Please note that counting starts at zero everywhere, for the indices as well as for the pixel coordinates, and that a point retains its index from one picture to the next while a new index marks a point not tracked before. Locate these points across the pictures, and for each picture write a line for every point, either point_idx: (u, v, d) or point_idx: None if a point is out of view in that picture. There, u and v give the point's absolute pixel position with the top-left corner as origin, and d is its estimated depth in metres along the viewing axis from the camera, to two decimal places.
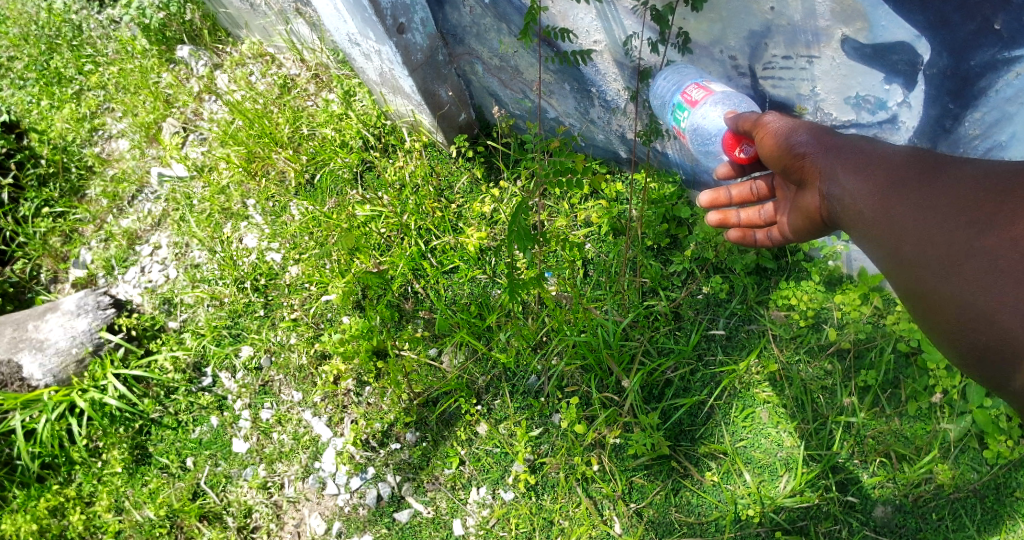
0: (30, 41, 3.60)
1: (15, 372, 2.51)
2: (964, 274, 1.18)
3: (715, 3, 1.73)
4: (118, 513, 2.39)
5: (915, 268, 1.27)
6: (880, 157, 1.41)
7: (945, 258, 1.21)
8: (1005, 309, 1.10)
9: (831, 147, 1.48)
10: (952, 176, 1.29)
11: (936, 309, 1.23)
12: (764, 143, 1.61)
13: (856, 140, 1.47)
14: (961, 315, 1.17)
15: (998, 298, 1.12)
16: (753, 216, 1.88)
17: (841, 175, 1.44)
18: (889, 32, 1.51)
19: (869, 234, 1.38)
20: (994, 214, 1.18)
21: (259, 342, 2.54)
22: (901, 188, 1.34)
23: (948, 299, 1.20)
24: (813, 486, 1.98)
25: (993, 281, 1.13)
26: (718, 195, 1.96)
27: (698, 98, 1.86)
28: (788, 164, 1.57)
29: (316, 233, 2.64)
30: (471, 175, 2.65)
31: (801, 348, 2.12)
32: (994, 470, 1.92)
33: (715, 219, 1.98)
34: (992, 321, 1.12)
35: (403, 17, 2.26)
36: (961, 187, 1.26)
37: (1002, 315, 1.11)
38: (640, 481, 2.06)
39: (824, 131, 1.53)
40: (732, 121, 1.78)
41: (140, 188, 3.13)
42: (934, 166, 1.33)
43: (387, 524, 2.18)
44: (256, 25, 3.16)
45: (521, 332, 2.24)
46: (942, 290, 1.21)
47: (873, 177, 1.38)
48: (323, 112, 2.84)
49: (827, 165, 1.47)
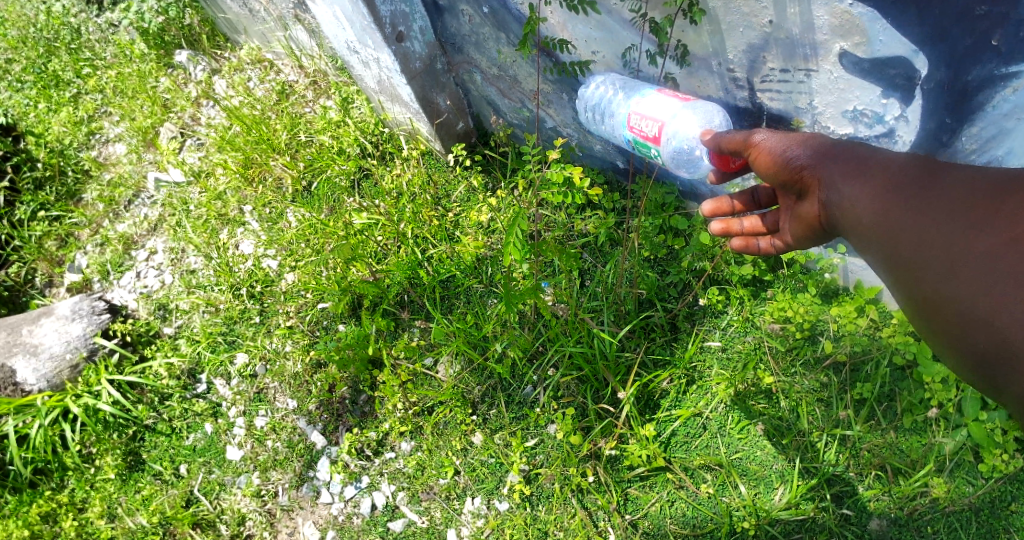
0: (29, 44, 3.61)
1: (9, 377, 2.50)
2: (962, 274, 1.08)
3: (714, 15, 1.74)
4: (111, 521, 2.36)
5: (914, 272, 1.18)
6: (882, 165, 1.34)
7: (943, 258, 1.12)
8: (1002, 307, 1.00)
9: (831, 157, 1.43)
10: (956, 180, 1.20)
11: (936, 313, 1.13)
12: (761, 159, 1.57)
13: (858, 149, 1.41)
14: (961, 317, 1.07)
15: (996, 295, 1.01)
16: (756, 226, 1.86)
17: (840, 183, 1.37)
18: (887, 47, 1.51)
19: (870, 242, 1.29)
20: (995, 211, 1.09)
21: (254, 350, 2.52)
22: (901, 193, 1.26)
23: (947, 302, 1.09)
24: (808, 499, 1.97)
25: (992, 278, 1.03)
26: (721, 203, 1.93)
27: (655, 134, 1.89)
28: (788, 177, 1.52)
29: (313, 240, 2.63)
30: (469, 183, 2.65)
31: (797, 360, 2.11)
32: (990, 483, 1.91)
33: (719, 228, 1.94)
34: (991, 321, 1.01)
35: (402, 25, 2.28)
36: (964, 189, 1.17)
37: (1001, 313, 1.00)
38: (635, 492, 2.06)
39: (825, 142, 1.49)
40: (712, 143, 1.71)
41: (137, 193, 3.11)
42: (938, 171, 1.25)
43: (381, 533, 2.17)
44: (256, 30, 3.17)
45: (517, 342, 2.20)
46: (942, 292, 1.11)
47: (873, 183, 1.31)
48: (322, 119, 2.85)
49: (826, 175, 1.41)
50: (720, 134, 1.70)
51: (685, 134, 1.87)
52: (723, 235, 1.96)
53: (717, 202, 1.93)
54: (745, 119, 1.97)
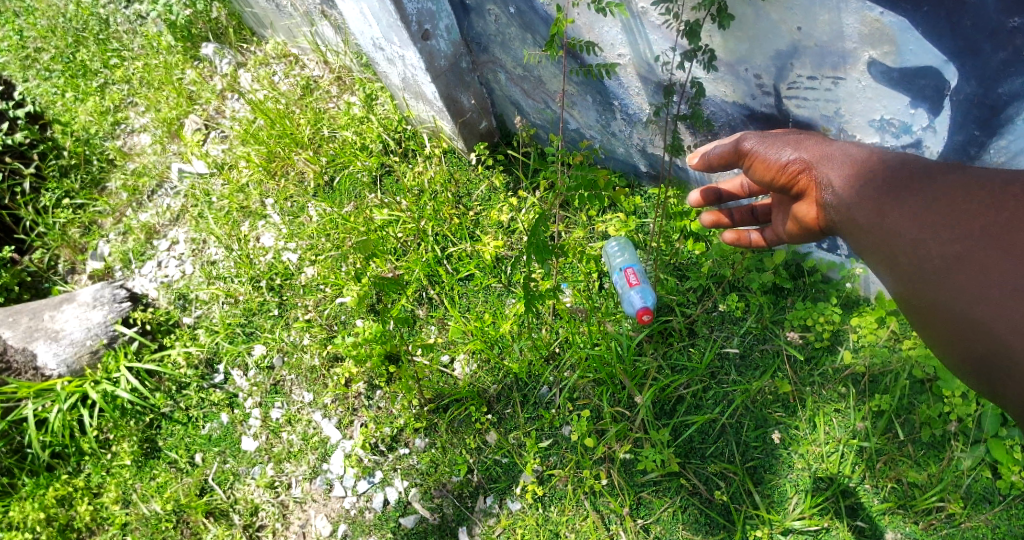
0: (58, 33, 3.67)
1: (29, 361, 2.54)
2: (960, 284, 1.15)
3: (744, 21, 1.72)
4: (125, 506, 2.38)
5: (909, 276, 1.25)
6: (877, 164, 1.38)
7: (941, 267, 1.19)
8: (999, 317, 1.09)
9: (827, 159, 1.45)
10: (950, 186, 1.24)
11: (933, 315, 1.21)
12: (757, 166, 1.62)
13: (851, 148, 1.44)
14: (956, 322, 1.16)
15: (995, 307, 1.10)
16: (745, 218, 2.09)
17: (836, 184, 1.41)
18: (917, 57, 1.49)
19: (868, 244, 1.35)
20: (993, 225, 1.16)
21: (272, 342, 2.55)
22: (897, 194, 1.30)
23: (945, 308, 1.18)
24: (822, 510, 1.95)
25: (989, 289, 1.11)
26: (720, 216, 2.13)
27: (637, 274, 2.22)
28: (784, 181, 1.56)
29: (333, 235, 2.65)
30: (490, 183, 2.66)
31: (816, 370, 2.11)
32: (1007, 500, 1.87)
33: (730, 237, 2.14)
34: (988, 328, 1.11)
35: (428, 23, 2.30)
36: (959, 196, 1.22)
37: (999, 323, 1.09)
38: (648, 497, 2.04)
39: (817, 141, 1.51)
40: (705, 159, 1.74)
41: (160, 183, 3.15)
42: (933, 174, 1.28)
43: (393, 529, 2.16)
44: (282, 25, 3.20)
45: (533, 343, 2.25)
46: (938, 297, 1.19)
47: (870, 186, 1.35)
48: (345, 115, 2.88)
49: (822, 177, 1.45)
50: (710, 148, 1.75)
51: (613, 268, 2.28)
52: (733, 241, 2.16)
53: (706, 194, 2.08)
54: (771, 126, 1.95)
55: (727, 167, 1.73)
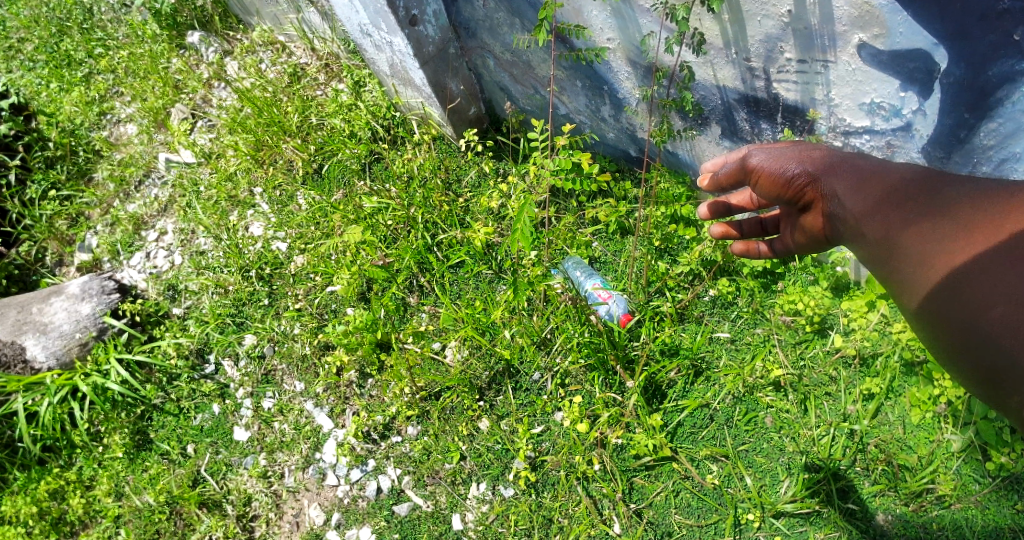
0: (41, 23, 3.65)
1: (19, 354, 2.48)
2: (961, 289, 0.93)
3: (734, 4, 1.71)
4: (118, 499, 2.34)
5: (911, 285, 1.03)
6: (886, 171, 1.17)
7: (942, 274, 0.97)
8: (1007, 325, 0.86)
9: (834, 170, 1.25)
10: (959, 191, 1.04)
11: (936, 328, 0.97)
12: (763, 183, 1.43)
13: (860, 158, 1.25)
14: (961, 333, 0.92)
15: (1000, 312, 0.87)
16: (755, 230, 1.83)
17: (842, 194, 1.22)
18: (907, 39, 1.48)
19: (876, 257, 1.13)
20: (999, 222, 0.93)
21: (262, 331, 2.53)
22: (900, 198, 1.10)
23: (945, 316, 0.95)
24: (812, 492, 1.94)
25: (993, 293, 0.88)
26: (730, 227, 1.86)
27: (608, 292, 2.28)
28: (791, 197, 1.37)
29: (323, 223, 2.68)
30: (480, 169, 2.68)
31: (806, 353, 2.15)
32: (996, 482, 1.87)
33: (740, 247, 1.92)
34: (995, 339, 0.87)
35: (416, 9, 2.27)
36: (967, 198, 1.02)
37: (1008, 332, 0.85)
38: (640, 481, 2.04)
39: (825, 150, 1.32)
40: (712, 184, 1.60)
41: (147, 173, 3.11)
42: (942, 180, 1.08)
43: (386, 517, 2.14)
44: (267, 12, 3.20)
45: (525, 330, 2.24)
46: (936, 307, 0.97)
47: (874, 192, 1.15)
48: (333, 102, 2.88)
49: (826, 189, 1.26)
50: (716, 172, 1.60)
51: (591, 279, 2.34)
52: (744, 253, 1.92)
53: (713, 206, 1.82)
54: (761, 110, 1.95)
55: (737, 186, 1.56)
